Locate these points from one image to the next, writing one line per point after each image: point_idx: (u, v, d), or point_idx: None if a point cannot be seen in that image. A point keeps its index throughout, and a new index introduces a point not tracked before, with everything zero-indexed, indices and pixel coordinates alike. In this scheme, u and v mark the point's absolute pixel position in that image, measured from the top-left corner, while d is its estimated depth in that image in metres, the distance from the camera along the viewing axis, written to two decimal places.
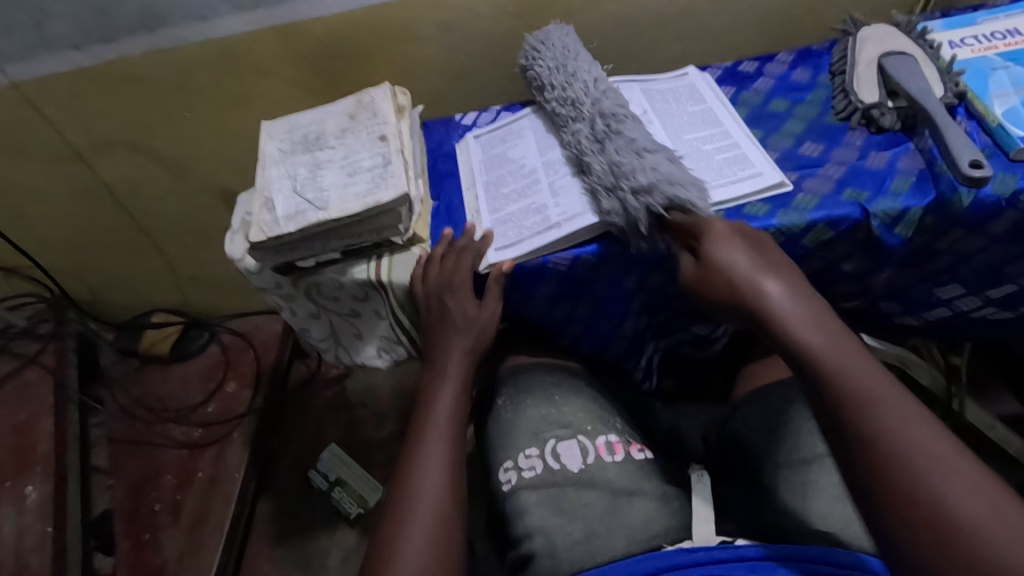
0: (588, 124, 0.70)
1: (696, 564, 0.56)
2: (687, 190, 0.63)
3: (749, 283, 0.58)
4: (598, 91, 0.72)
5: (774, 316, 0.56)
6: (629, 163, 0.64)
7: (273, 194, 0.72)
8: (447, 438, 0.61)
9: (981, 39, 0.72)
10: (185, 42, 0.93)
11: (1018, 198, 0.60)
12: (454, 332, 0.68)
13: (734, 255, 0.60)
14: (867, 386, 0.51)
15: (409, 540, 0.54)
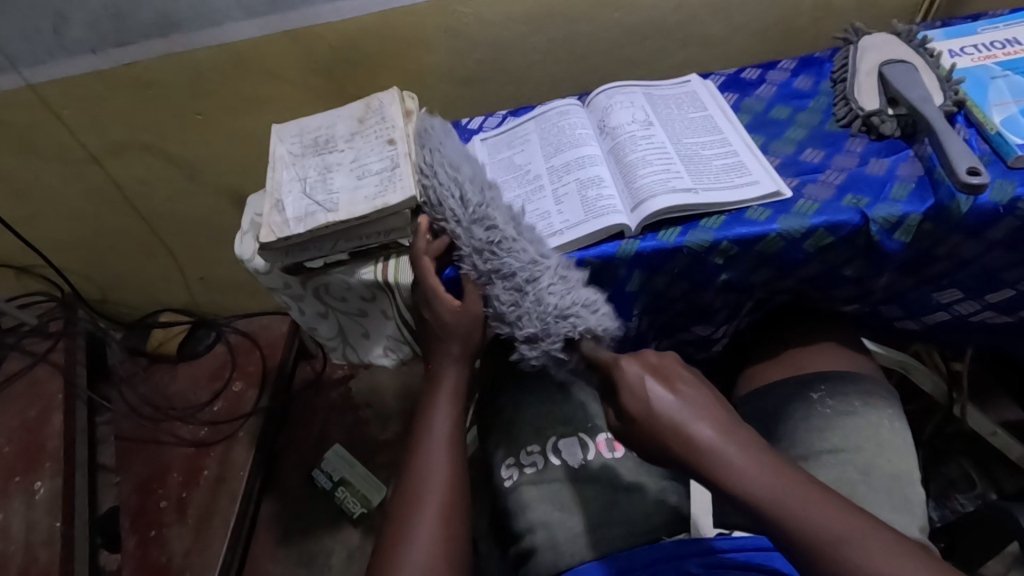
0: (478, 231, 0.67)
1: (689, 556, 0.59)
2: (587, 316, 0.66)
3: (680, 433, 0.49)
4: (482, 194, 0.69)
5: (711, 467, 0.48)
6: (539, 290, 0.65)
7: (283, 196, 0.74)
8: (448, 436, 0.63)
9: (981, 48, 0.74)
10: (199, 46, 0.95)
11: (1016, 205, 0.61)
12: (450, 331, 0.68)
13: (662, 394, 0.52)
14: (790, 498, 0.46)
15: (414, 542, 0.54)
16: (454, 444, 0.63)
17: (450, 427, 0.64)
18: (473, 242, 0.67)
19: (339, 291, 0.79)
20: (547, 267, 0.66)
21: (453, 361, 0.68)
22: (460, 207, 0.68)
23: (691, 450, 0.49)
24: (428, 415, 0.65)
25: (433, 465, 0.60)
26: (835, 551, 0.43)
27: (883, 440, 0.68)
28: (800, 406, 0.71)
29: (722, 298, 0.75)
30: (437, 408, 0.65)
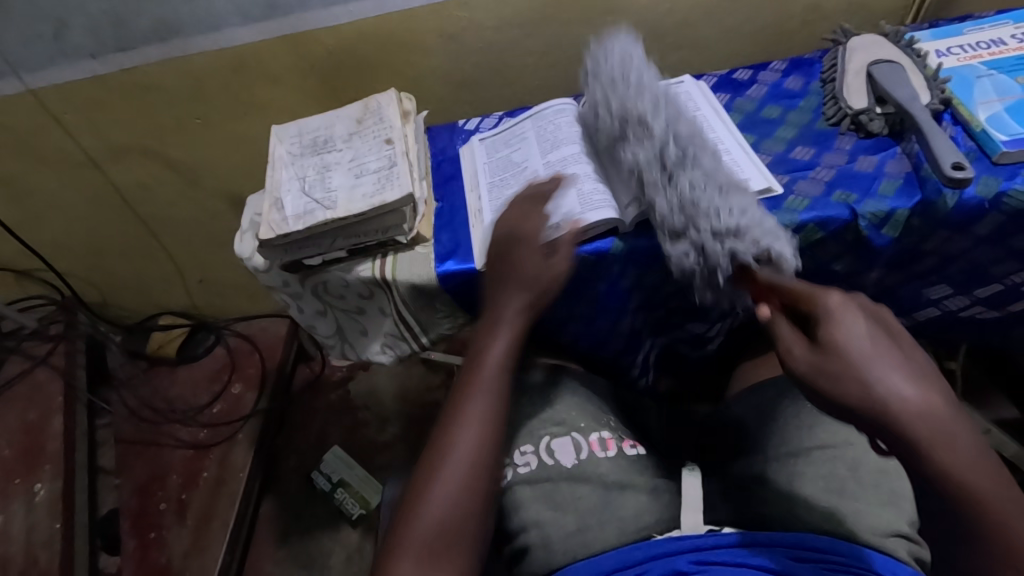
0: (671, 144, 0.65)
1: (681, 552, 0.60)
2: (777, 240, 0.60)
3: (868, 379, 0.47)
4: (661, 118, 0.68)
5: (899, 410, 0.45)
6: (708, 202, 0.62)
7: (282, 195, 0.75)
8: (487, 434, 0.56)
9: (966, 48, 0.75)
10: (199, 51, 0.96)
11: (1000, 200, 0.63)
12: (509, 301, 0.63)
13: (854, 331, 0.49)
14: (976, 471, 0.44)
15: (430, 508, 0.52)
16: (492, 444, 0.56)
17: (492, 424, 0.56)
18: (640, 156, 0.66)
19: (338, 289, 0.80)
20: (724, 182, 0.63)
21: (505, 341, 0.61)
22: (660, 126, 0.67)
23: (884, 409, 0.46)
24: (468, 402, 0.57)
25: (462, 463, 0.54)
26: (986, 520, 0.43)
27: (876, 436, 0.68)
28: (790, 403, 0.72)
29: None
30: (482, 399, 0.57)
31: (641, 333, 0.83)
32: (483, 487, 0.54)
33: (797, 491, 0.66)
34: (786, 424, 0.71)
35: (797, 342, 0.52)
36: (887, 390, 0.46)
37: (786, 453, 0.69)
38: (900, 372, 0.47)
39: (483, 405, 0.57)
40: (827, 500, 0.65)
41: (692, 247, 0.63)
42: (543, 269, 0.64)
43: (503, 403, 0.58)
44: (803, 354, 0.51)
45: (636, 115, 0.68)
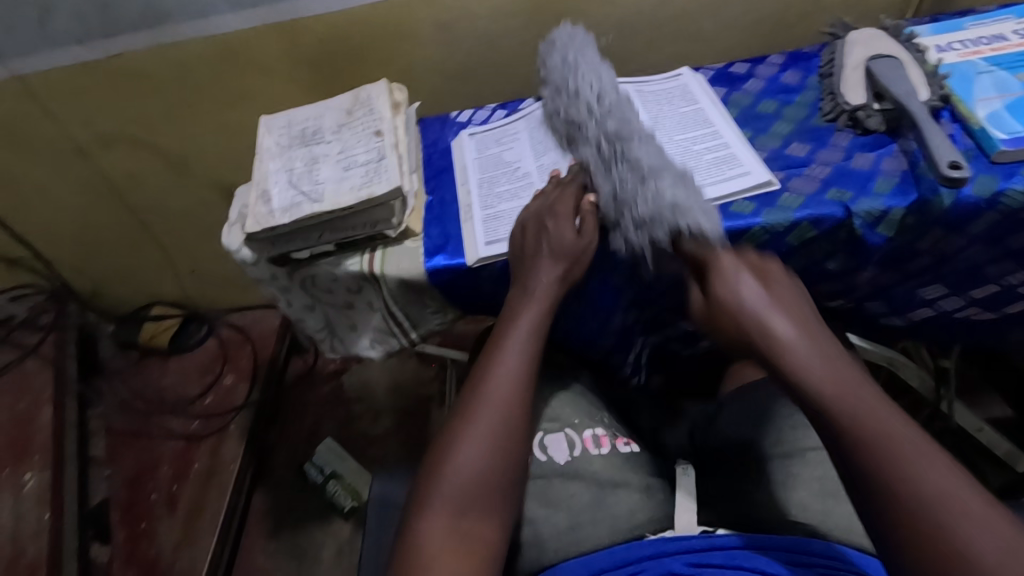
0: (600, 138, 0.68)
1: (674, 553, 0.59)
2: (694, 217, 0.60)
3: (756, 321, 0.56)
4: (604, 108, 0.71)
5: (776, 347, 0.54)
6: (630, 190, 0.62)
7: (269, 187, 0.74)
8: (491, 432, 0.57)
9: (967, 44, 0.74)
10: (186, 38, 0.94)
11: (998, 199, 0.62)
12: (524, 306, 0.64)
13: (745, 288, 0.58)
14: (901, 438, 0.47)
15: (430, 521, 0.52)
16: (496, 441, 0.56)
17: (500, 422, 0.57)
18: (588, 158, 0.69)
19: (326, 283, 0.78)
20: (647, 169, 0.62)
21: (516, 343, 0.62)
22: (592, 124, 0.70)
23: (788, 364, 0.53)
24: (475, 401, 0.59)
25: (464, 461, 0.55)
26: (896, 478, 0.45)
27: None
28: (786, 403, 0.71)
29: None
30: (489, 396, 0.58)
31: (632, 330, 0.82)
32: (488, 486, 0.55)
33: (790, 492, 0.65)
34: (780, 425, 0.70)
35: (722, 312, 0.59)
36: (771, 334, 0.55)
37: (780, 453, 0.68)
38: (809, 341, 0.54)
39: (490, 403, 0.58)
40: (820, 501, 0.64)
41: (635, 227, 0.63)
42: (565, 260, 0.65)
43: (512, 402, 0.58)
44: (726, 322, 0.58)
45: (578, 117, 0.72)
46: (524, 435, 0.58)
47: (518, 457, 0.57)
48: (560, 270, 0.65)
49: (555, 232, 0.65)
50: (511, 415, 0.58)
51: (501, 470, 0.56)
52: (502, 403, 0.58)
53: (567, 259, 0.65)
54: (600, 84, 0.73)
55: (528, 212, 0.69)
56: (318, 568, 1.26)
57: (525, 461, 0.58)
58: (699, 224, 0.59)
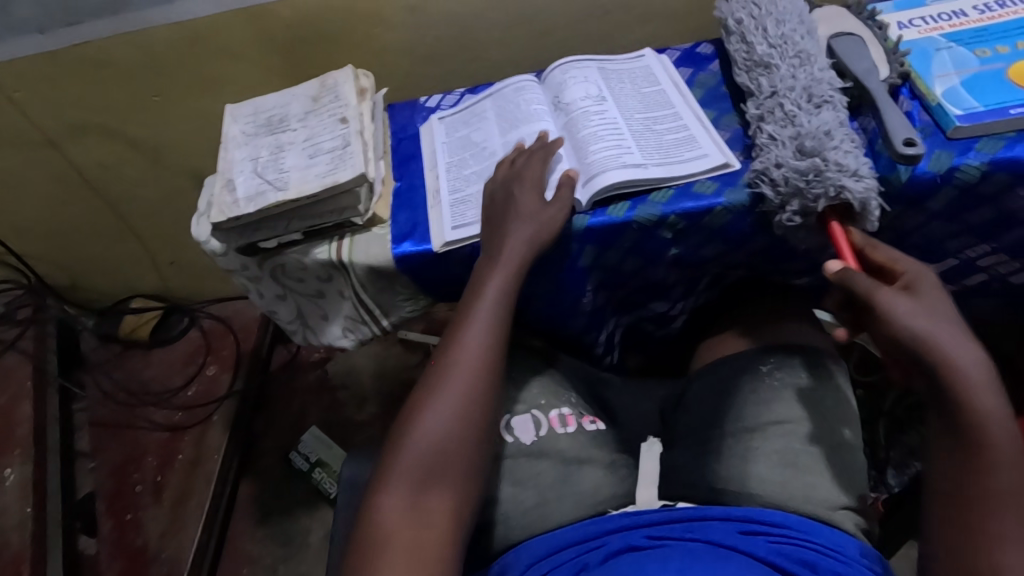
0: (795, 100, 0.66)
1: (637, 526, 0.61)
2: (855, 181, 0.60)
3: (922, 337, 0.52)
4: (792, 60, 0.69)
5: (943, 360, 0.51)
6: (830, 140, 0.61)
7: (234, 176, 0.74)
8: (460, 402, 0.58)
9: (928, 20, 0.74)
10: (150, 24, 0.93)
11: (952, 174, 0.62)
12: (492, 272, 0.65)
13: (899, 302, 0.53)
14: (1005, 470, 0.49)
15: (389, 493, 0.54)
16: (460, 411, 0.58)
17: (462, 391, 0.59)
18: (783, 104, 0.66)
19: (296, 272, 0.79)
20: (823, 128, 0.63)
21: (481, 315, 0.63)
22: (793, 80, 0.67)
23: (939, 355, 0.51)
24: (439, 372, 0.60)
25: (427, 430, 0.57)
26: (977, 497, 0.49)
27: (832, 406, 0.68)
28: (750, 378, 0.71)
29: (675, 274, 0.76)
30: (456, 365, 0.60)
31: (604, 310, 0.82)
32: (448, 457, 0.56)
33: (749, 465, 0.66)
34: (745, 400, 0.70)
35: (884, 291, 0.54)
36: (950, 352, 0.51)
37: (741, 429, 0.68)
38: (951, 326, 0.52)
39: (456, 373, 0.60)
40: (779, 472, 0.65)
41: (812, 168, 0.60)
42: (533, 223, 0.66)
43: (480, 371, 0.60)
44: (885, 302, 0.53)
45: (761, 56, 0.71)
46: (488, 406, 0.60)
47: (480, 428, 0.59)
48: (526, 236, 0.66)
49: (524, 199, 0.67)
50: (478, 386, 0.59)
51: (462, 441, 0.57)
52: (465, 374, 0.60)
53: (533, 221, 0.66)
54: (807, 29, 0.72)
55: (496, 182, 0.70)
56: (306, 553, 1.28)
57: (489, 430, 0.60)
58: (867, 198, 0.60)
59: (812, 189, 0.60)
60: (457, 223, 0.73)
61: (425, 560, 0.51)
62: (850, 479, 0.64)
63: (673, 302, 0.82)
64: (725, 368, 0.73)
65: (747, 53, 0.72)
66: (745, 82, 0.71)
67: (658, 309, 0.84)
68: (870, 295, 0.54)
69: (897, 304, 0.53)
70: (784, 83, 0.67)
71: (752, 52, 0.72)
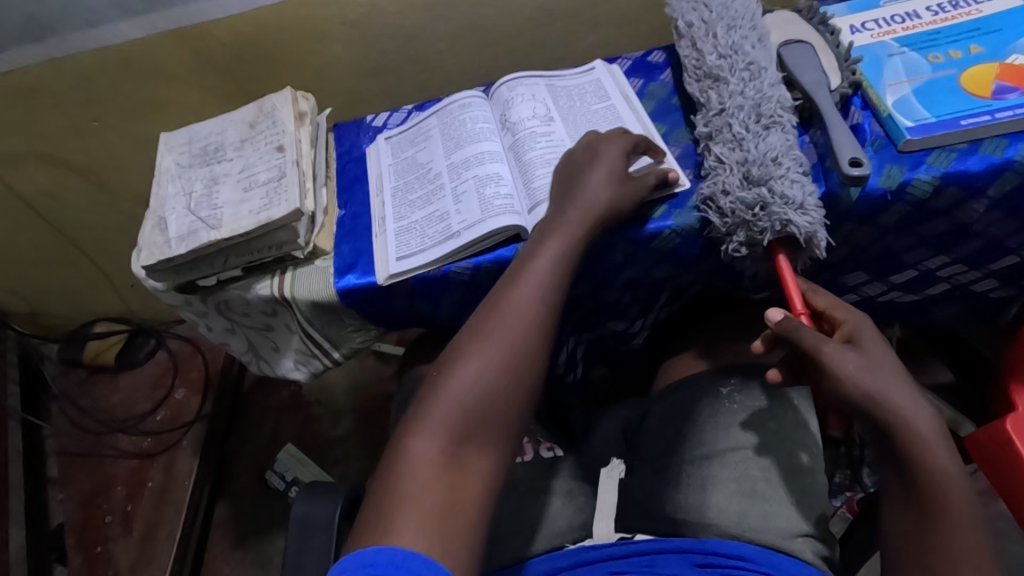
0: (743, 120, 0.63)
1: (597, 562, 0.59)
2: (800, 215, 0.58)
3: (875, 392, 0.50)
4: (743, 72, 0.66)
5: (895, 415, 0.50)
6: (776, 168, 0.60)
7: (167, 213, 0.71)
8: (505, 353, 0.54)
9: (881, 23, 0.71)
10: (78, 50, 0.89)
11: (904, 190, 0.60)
12: (554, 226, 0.60)
13: (848, 357, 0.52)
14: (963, 524, 0.48)
15: (420, 438, 0.49)
16: (505, 363, 0.53)
17: (514, 342, 0.54)
18: (732, 124, 0.64)
19: (241, 307, 0.76)
20: (771, 154, 0.61)
21: (540, 266, 0.58)
22: (742, 97, 0.65)
23: (891, 409, 0.50)
24: (490, 318, 0.56)
25: (465, 379, 0.52)
26: (933, 548, 0.48)
27: (790, 425, 0.67)
28: (708, 402, 0.69)
29: (629, 295, 0.74)
30: (507, 313, 0.55)
31: (560, 331, 0.80)
32: (488, 412, 0.51)
33: (708, 494, 0.64)
34: (704, 425, 0.69)
35: (832, 344, 0.52)
36: (901, 406, 0.50)
37: (699, 455, 0.67)
38: (898, 379, 0.51)
39: (506, 322, 0.55)
40: (736, 500, 0.63)
41: (758, 200, 0.58)
42: (612, 186, 0.62)
43: (531, 325, 0.55)
44: (835, 354, 0.52)
45: (711, 66, 0.68)
46: (537, 369, 0.55)
47: (529, 388, 0.54)
48: (599, 192, 0.61)
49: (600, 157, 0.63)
50: (527, 340, 0.55)
51: (505, 397, 0.52)
52: (517, 326, 0.55)
53: (603, 185, 0.62)
54: (758, 35, 0.69)
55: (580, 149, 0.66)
56: None
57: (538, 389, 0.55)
58: (813, 231, 0.58)
59: (757, 222, 0.59)
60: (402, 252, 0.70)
61: (452, 518, 0.46)
62: (808, 502, 0.63)
63: (632, 320, 0.80)
64: (685, 389, 0.72)
65: (699, 62, 0.69)
66: (698, 93, 0.69)
67: (618, 327, 0.81)
68: (818, 348, 0.52)
69: (847, 358, 0.51)
70: (734, 99, 0.65)
71: (702, 61, 0.69)
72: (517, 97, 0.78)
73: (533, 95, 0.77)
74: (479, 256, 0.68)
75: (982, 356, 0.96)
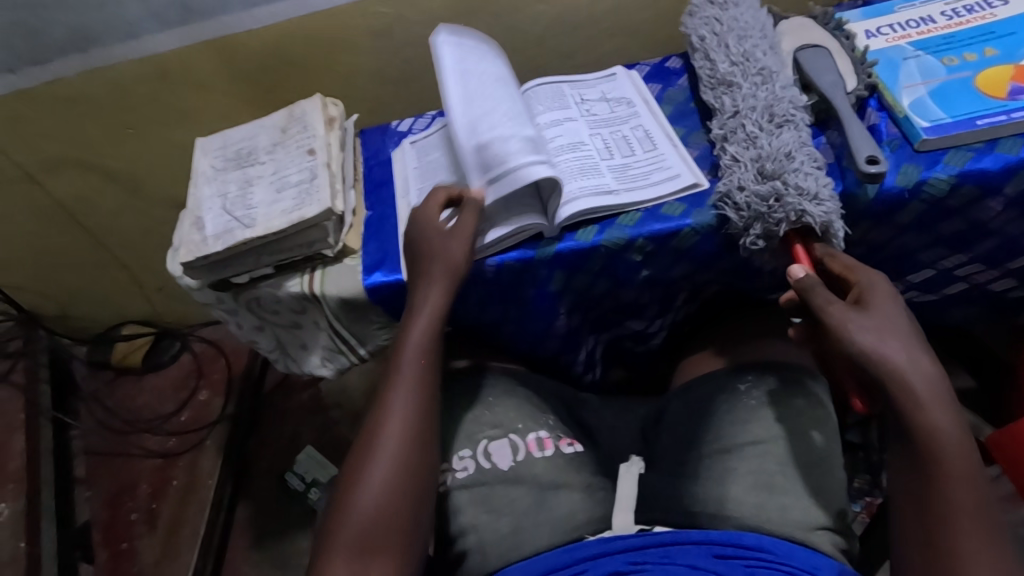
0: (756, 120, 0.66)
1: (615, 552, 0.60)
2: (815, 204, 0.60)
3: (873, 347, 0.52)
4: (755, 77, 0.68)
5: (894, 370, 0.52)
6: (789, 163, 0.62)
7: (203, 214, 0.74)
8: (396, 454, 0.58)
9: (896, 28, 0.73)
10: (119, 60, 0.93)
11: (920, 188, 0.61)
12: (413, 318, 0.64)
13: (850, 315, 0.54)
14: (964, 477, 0.49)
15: (331, 562, 0.54)
16: (398, 464, 0.58)
17: (402, 443, 0.59)
18: (744, 125, 0.66)
19: (271, 305, 0.78)
20: (784, 149, 0.63)
21: (409, 367, 0.62)
22: (754, 99, 0.67)
23: (890, 364, 0.52)
24: (376, 426, 0.60)
25: (365, 489, 0.57)
26: (934, 499, 0.49)
27: (807, 420, 0.67)
28: (727, 398, 0.71)
29: (648, 294, 0.76)
30: (389, 416, 0.60)
31: (578, 331, 0.82)
32: (388, 517, 0.56)
33: (727, 488, 0.65)
34: (721, 421, 0.70)
35: (838, 304, 0.55)
36: (900, 362, 0.52)
37: (718, 449, 0.68)
38: (902, 336, 0.53)
39: (392, 424, 0.60)
40: (755, 494, 0.64)
41: (770, 194, 0.61)
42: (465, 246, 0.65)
43: (413, 418, 0.60)
44: (839, 314, 0.54)
45: (723, 72, 0.70)
46: (427, 458, 0.60)
47: (423, 477, 0.59)
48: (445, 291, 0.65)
49: (442, 251, 0.65)
50: (411, 442, 0.59)
51: (404, 496, 0.57)
52: (401, 426, 0.60)
53: (448, 275, 0.65)
54: (769, 43, 0.72)
55: (421, 222, 0.67)
56: None
57: (431, 475, 0.60)
58: (829, 220, 0.60)
59: (773, 214, 0.61)
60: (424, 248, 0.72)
61: None
62: (825, 498, 0.64)
63: (650, 320, 0.81)
64: (706, 383, 0.73)
65: (711, 70, 0.71)
66: (711, 98, 0.71)
67: (636, 328, 0.83)
68: (824, 308, 0.55)
69: (849, 316, 0.54)
70: (747, 101, 0.67)
71: (714, 70, 0.71)
72: (540, 101, 0.80)
73: (556, 99, 0.80)
74: (501, 255, 0.69)
75: (997, 359, 0.96)
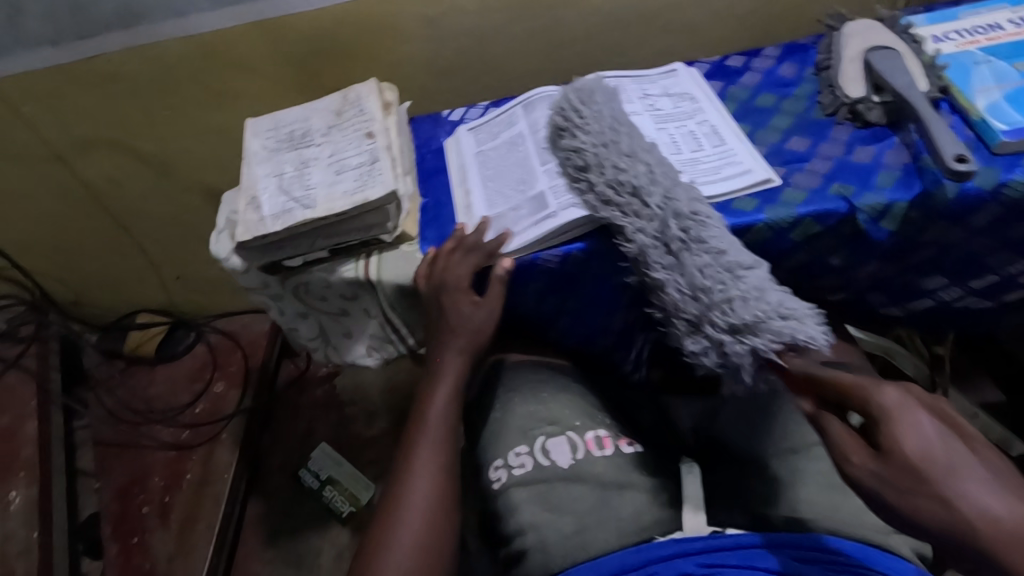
0: (653, 258, 0.61)
1: (688, 554, 0.58)
2: (758, 339, 0.54)
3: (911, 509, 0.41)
4: (641, 191, 0.63)
5: (962, 537, 0.39)
6: (705, 303, 0.57)
7: (259, 193, 0.72)
8: (418, 533, 0.56)
9: (964, 33, 0.73)
10: (164, 38, 0.91)
11: (1000, 190, 0.61)
12: (436, 387, 0.66)
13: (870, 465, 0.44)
14: None
15: None
16: (424, 538, 0.56)
17: (426, 514, 0.57)
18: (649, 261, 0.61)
19: (319, 291, 0.76)
20: (696, 287, 0.58)
21: (434, 436, 0.62)
22: (643, 227, 0.62)
23: (944, 528, 0.40)
24: (388, 511, 0.58)
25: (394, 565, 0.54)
26: None
27: None
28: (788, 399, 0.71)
29: None
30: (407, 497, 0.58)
31: (632, 328, 0.81)
32: None
33: (797, 489, 0.64)
34: (785, 422, 0.70)
35: (855, 450, 0.45)
36: (958, 524, 0.39)
37: (786, 449, 0.68)
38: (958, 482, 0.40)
39: (418, 490, 0.58)
40: (826, 494, 0.64)
41: (709, 346, 0.57)
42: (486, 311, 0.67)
43: (442, 483, 0.59)
44: (855, 464, 0.45)
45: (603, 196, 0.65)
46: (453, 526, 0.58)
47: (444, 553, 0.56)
48: (465, 364, 0.67)
49: (466, 322, 0.67)
50: (438, 512, 0.58)
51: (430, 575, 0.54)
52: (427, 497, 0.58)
53: (468, 346, 0.67)
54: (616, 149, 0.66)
55: (423, 290, 0.70)
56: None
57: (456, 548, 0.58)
58: (786, 340, 0.53)
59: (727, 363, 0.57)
60: (429, 263, 0.70)
61: None
62: None
63: None
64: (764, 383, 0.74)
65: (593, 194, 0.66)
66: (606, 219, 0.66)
67: None
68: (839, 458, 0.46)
69: (868, 468, 0.44)
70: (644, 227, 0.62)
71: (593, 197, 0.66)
72: None
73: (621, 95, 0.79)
74: (567, 245, 0.68)
75: None
